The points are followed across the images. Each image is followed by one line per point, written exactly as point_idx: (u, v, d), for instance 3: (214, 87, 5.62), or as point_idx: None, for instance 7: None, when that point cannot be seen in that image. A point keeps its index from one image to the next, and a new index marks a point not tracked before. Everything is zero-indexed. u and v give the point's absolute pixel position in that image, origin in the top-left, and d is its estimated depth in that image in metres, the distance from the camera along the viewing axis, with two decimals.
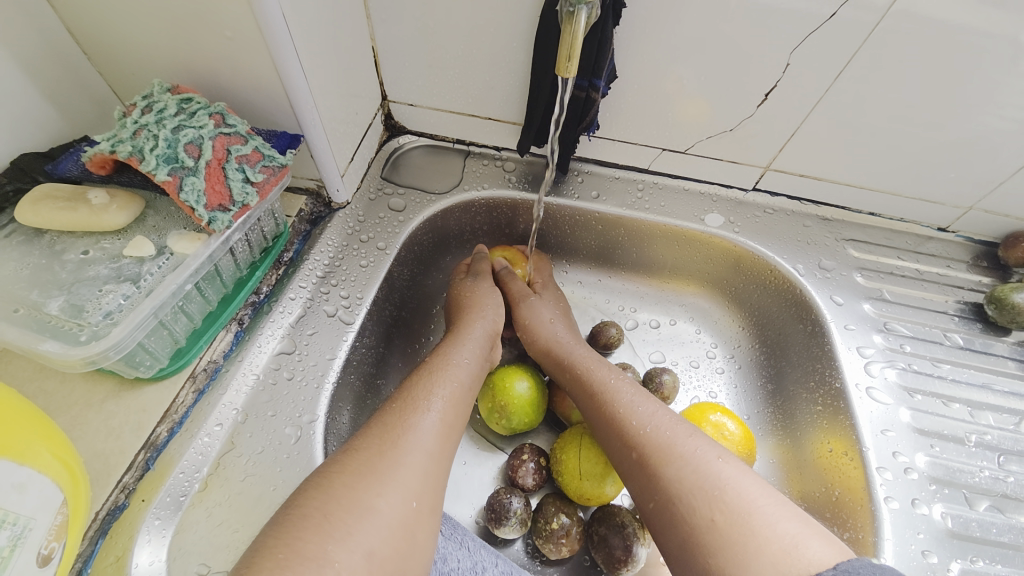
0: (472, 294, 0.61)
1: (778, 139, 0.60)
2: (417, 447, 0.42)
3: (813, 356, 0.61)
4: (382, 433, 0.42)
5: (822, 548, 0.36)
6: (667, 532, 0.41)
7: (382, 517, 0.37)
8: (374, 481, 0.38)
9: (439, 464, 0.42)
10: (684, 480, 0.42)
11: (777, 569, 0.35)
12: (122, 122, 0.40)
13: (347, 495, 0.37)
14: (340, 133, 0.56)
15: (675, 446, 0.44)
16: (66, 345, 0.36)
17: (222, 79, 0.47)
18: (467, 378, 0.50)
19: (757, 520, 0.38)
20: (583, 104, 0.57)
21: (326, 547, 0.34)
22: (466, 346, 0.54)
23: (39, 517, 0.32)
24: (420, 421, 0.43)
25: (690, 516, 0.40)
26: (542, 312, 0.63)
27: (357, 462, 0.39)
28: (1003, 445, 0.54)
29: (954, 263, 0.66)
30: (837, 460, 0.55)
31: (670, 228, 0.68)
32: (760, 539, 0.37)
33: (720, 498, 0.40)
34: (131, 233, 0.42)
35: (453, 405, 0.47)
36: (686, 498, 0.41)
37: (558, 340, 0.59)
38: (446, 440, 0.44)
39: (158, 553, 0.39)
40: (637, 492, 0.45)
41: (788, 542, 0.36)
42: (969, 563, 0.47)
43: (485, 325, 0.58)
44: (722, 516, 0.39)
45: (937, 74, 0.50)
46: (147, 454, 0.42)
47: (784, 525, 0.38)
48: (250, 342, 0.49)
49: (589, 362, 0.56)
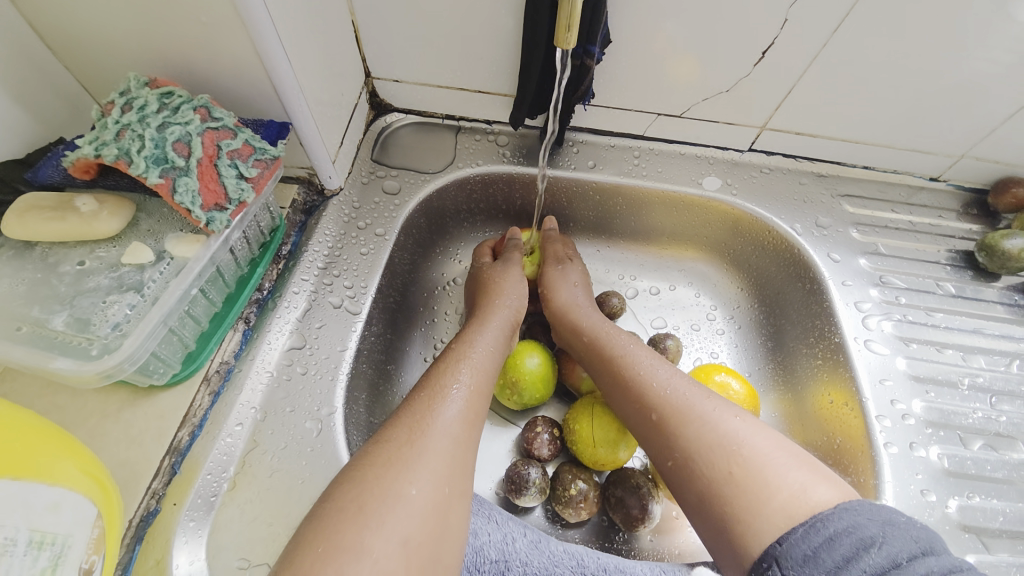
0: (496, 277, 0.61)
1: (776, 97, 0.60)
2: (443, 433, 0.42)
3: (812, 312, 0.62)
4: (411, 423, 0.42)
5: (827, 491, 0.39)
6: (685, 490, 0.44)
7: (413, 504, 0.37)
8: (403, 470, 0.39)
9: (466, 448, 0.43)
10: (701, 440, 0.44)
11: (788, 515, 0.38)
12: (103, 123, 0.37)
13: (379, 485, 0.38)
14: (327, 116, 0.54)
15: (690, 409, 0.46)
16: (77, 361, 0.35)
17: (200, 68, 0.45)
18: (490, 363, 0.51)
19: (769, 471, 0.40)
20: (579, 73, 0.55)
21: (362, 537, 0.35)
22: (489, 329, 0.54)
23: (77, 533, 0.32)
24: (444, 409, 0.44)
25: (709, 472, 0.42)
26: (569, 275, 0.63)
27: (386, 453, 0.40)
28: (994, 387, 0.57)
29: (946, 212, 0.67)
30: (837, 410, 0.57)
31: (668, 194, 0.67)
32: (773, 490, 0.39)
33: (738, 453, 0.41)
34: (126, 239, 0.40)
35: (478, 391, 0.47)
36: (703, 457, 0.43)
37: (576, 305, 0.60)
38: (474, 424, 0.45)
39: (197, 553, 0.40)
40: (656, 454, 0.47)
41: (797, 487, 0.39)
42: (966, 499, 0.51)
43: (508, 313, 0.57)
44: (738, 469, 0.41)
45: (934, 22, 0.50)
46: (172, 458, 0.42)
47: (794, 474, 0.40)
48: (260, 340, 0.49)
49: (609, 328, 0.57)
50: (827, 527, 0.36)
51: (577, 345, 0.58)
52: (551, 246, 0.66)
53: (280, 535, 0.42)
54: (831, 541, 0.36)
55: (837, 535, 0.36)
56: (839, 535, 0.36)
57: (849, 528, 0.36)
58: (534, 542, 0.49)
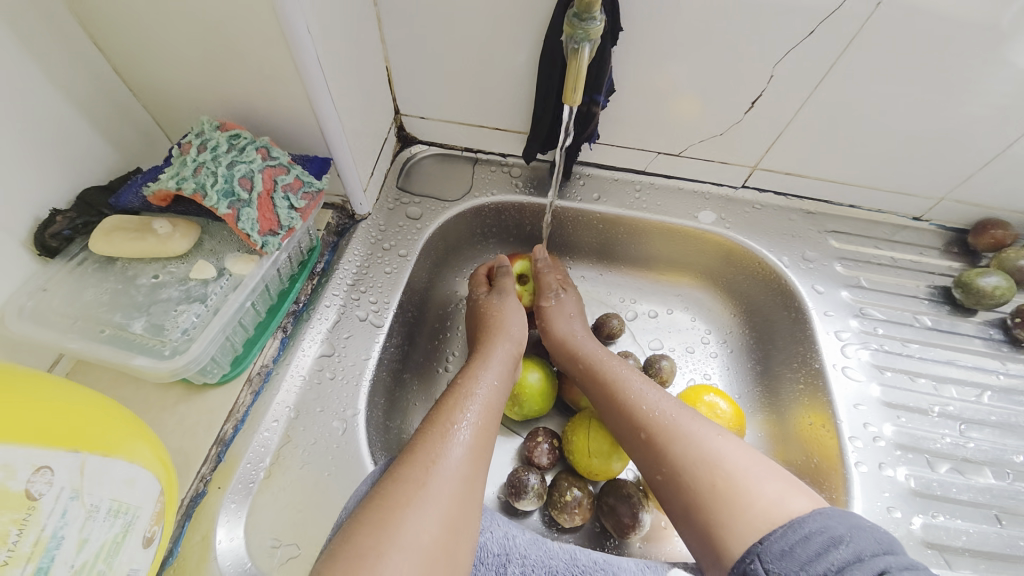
0: (497, 311, 0.66)
1: (766, 140, 0.66)
2: (444, 474, 0.45)
3: (796, 340, 0.67)
4: (413, 462, 0.45)
5: (805, 501, 0.43)
6: (673, 500, 0.49)
7: (410, 544, 0.40)
8: (402, 510, 0.42)
9: (469, 490, 0.46)
10: (687, 456, 0.48)
11: (767, 518, 0.42)
12: (183, 161, 0.45)
13: (386, 530, 0.40)
14: (361, 150, 0.61)
15: (679, 427, 0.51)
16: (153, 359, 0.41)
17: (259, 111, 0.52)
18: (493, 402, 0.54)
19: (749, 481, 0.45)
20: (586, 118, 0.62)
21: (360, 574, 0.37)
22: (494, 366, 0.58)
23: (145, 506, 0.38)
24: (448, 450, 0.47)
25: (694, 485, 0.47)
26: (565, 308, 0.68)
27: (389, 493, 0.43)
28: (964, 415, 0.61)
29: (927, 250, 0.72)
30: (816, 432, 0.62)
31: (667, 225, 0.73)
32: (751, 497, 0.44)
33: (720, 467, 0.46)
34: (192, 257, 0.47)
35: (480, 432, 0.50)
36: (688, 471, 0.48)
37: (574, 335, 0.65)
38: (478, 463, 0.48)
39: (234, 532, 0.45)
40: (645, 467, 0.52)
41: (773, 497, 0.43)
42: (930, 518, 0.55)
43: (508, 347, 0.61)
44: (721, 481, 0.46)
45: (902, 82, 0.56)
46: (217, 448, 0.48)
47: (770, 486, 0.44)
48: (295, 347, 0.55)
49: (603, 355, 0.62)
50: (803, 527, 0.41)
51: (575, 369, 0.63)
52: (545, 276, 0.70)
53: (308, 520, 0.48)
54: (806, 539, 0.40)
55: (811, 534, 0.40)
56: (812, 535, 0.40)
57: (821, 527, 0.40)
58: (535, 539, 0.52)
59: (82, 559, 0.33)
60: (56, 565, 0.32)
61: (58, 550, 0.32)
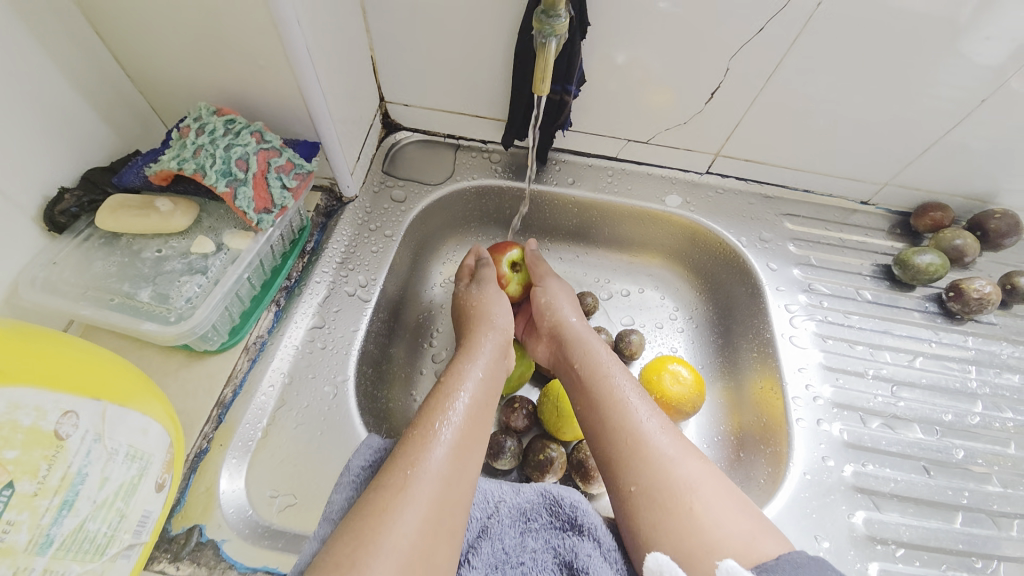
0: (477, 300, 0.70)
1: (725, 128, 0.71)
2: (424, 478, 0.47)
3: (752, 314, 0.74)
4: (393, 469, 0.47)
5: (772, 546, 0.46)
6: (640, 512, 0.50)
7: (388, 549, 0.42)
8: (380, 517, 0.43)
9: (451, 489, 0.47)
10: (661, 476, 0.51)
11: (732, 554, 0.45)
12: (183, 143, 0.49)
13: (364, 535, 0.42)
14: (348, 135, 0.65)
15: (657, 448, 0.53)
16: (160, 324, 0.46)
17: (252, 97, 0.56)
18: (479, 396, 0.56)
19: (715, 520, 0.48)
20: (558, 106, 0.66)
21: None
22: (479, 362, 0.60)
23: (157, 454, 0.43)
24: (429, 454, 0.48)
25: (670, 504, 0.49)
26: (558, 307, 0.70)
27: (368, 501, 0.45)
28: (896, 376, 0.68)
29: (873, 231, 0.79)
30: (766, 395, 0.68)
31: (637, 209, 0.79)
32: (720, 534, 0.46)
33: (693, 494, 0.49)
34: (192, 233, 0.51)
35: (464, 431, 0.52)
36: (664, 488, 0.50)
37: (570, 334, 0.68)
38: (460, 465, 0.49)
39: (235, 483, 0.50)
40: (620, 475, 0.53)
41: (741, 537, 0.46)
42: (861, 466, 0.61)
43: (495, 338, 0.65)
44: (697, 505, 0.49)
45: (844, 75, 0.62)
46: (218, 409, 0.53)
47: (737, 525, 0.47)
48: (288, 319, 0.60)
49: (602, 358, 0.64)
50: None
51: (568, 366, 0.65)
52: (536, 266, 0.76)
53: (302, 474, 0.53)
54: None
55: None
56: None
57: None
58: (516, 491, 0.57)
59: (103, 495, 0.38)
60: (79, 500, 0.37)
61: (81, 486, 0.37)
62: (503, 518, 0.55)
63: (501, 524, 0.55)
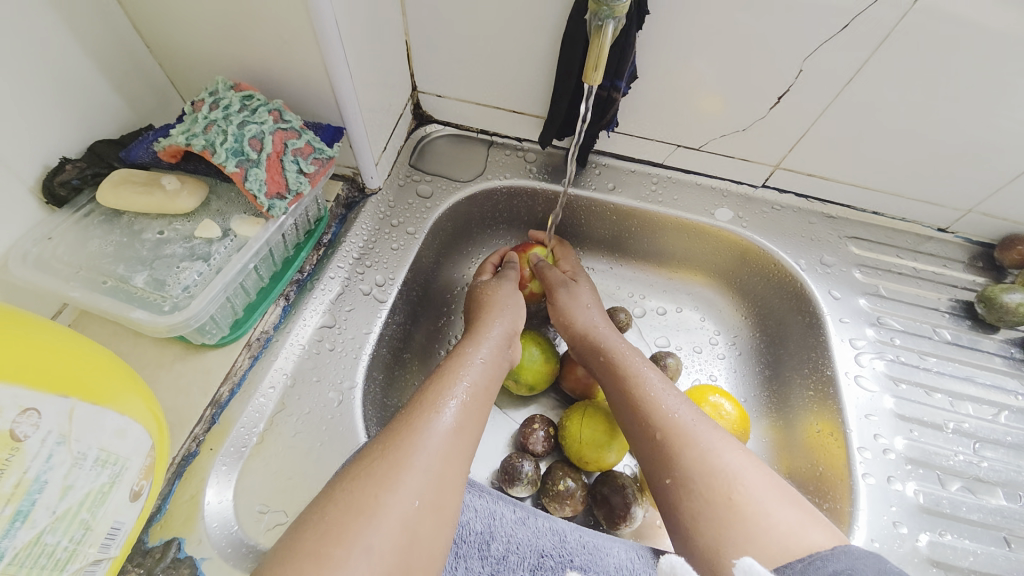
0: (490, 292, 0.64)
1: (789, 139, 0.64)
2: (421, 450, 0.43)
3: (808, 346, 0.65)
4: (388, 439, 0.44)
5: (821, 534, 0.42)
6: (677, 506, 0.47)
7: (383, 519, 0.39)
8: (374, 486, 0.40)
9: (450, 466, 0.44)
10: (699, 464, 0.47)
11: (782, 548, 0.41)
12: (194, 118, 0.44)
13: (352, 500, 0.39)
14: (376, 124, 0.60)
15: (696, 437, 0.49)
16: (152, 313, 0.41)
17: (274, 75, 0.51)
18: (482, 379, 0.51)
19: (761, 511, 0.43)
20: (606, 103, 0.60)
21: (325, 547, 0.37)
22: (482, 344, 0.56)
23: (134, 459, 0.38)
24: (427, 426, 0.45)
25: (708, 495, 0.45)
26: (581, 298, 0.66)
27: (359, 468, 0.42)
28: (979, 433, 0.59)
29: (951, 263, 0.69)
30: (824, 440, 0.60)
31: (682, 221, 0.72)
32: (769, 523, 0.42)
33: (738, 483, 0.45)
34: (199, 216, 0.47)
35: (467, 408, 0.48)
36: (701, 480, 0.46)
37: (593, 327, 0.63)
38: (462, 442, 0.46)
39: (224, 493, 0.45)
40: (653, 469, 0.50)
41: (792, 526, 0.42)
42: (938, 536, 0.52)
43: (504, 325, 0.59)
44: (739, 496, 0.44)
45: (939, 85, 0.53)
46: (213, 409, 0.48)
47: (783, 515, 0.43)
48: (296, 315, 0.55)
49: (626, 349, 0.60)
50: (826, 565, 0.38)
51: (593, 361, 0.61)
52: (550, 274, 0.67)
53: (296, 489, 0.47)
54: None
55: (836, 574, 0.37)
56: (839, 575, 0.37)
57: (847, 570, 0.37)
58: (522, 518, 0.51)
59: (64, 506, 0.34)
60: (36, 510, 0.32)
61: (40, 494, 0.32)
62: (511, 562, 0.49)
63: (507, 568, 0.49)
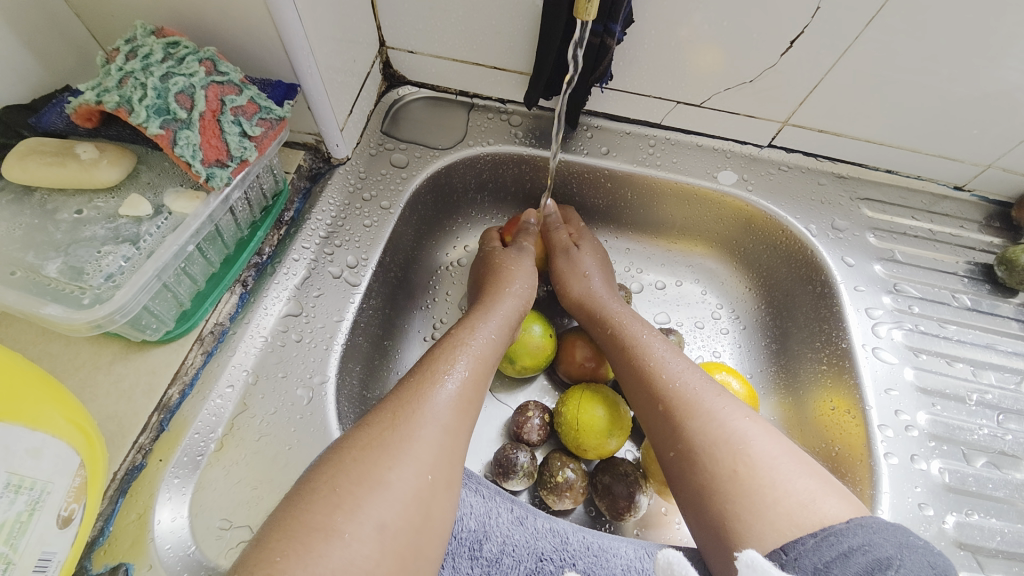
0: (503, 262, 0.58)
1: (801, 92, 0.57)
2: (432, 420, 0.39)
3: (820, 317, 0.61)
4: (396, 407, 0.39)
5: (836, 504, 0.37)
6: (684, 480, 0.42)
7: (394, 491, 0.35)
8: (384, 455, 0.36)
9: (456, 440, 0.40)
10: (707, 434, 0.42)
11: (790, 521, 0.36)
12: (107, 70, 0.37)
13: (357, 469, 0.35)
14: (338, 82, 0.52)
15: (701, 403, 0.44)
16: (68, 308, 0.35)
17: (209, 23, 0.43)
18: (489, 352, 0.47)
19: (774, 474, 0.39)
20: (599, 51, 0.53)
21: (333, 518, 0.33)
22: (492, 317, 0.51)
23: (57, 481, 0.33)
24: (437, 394, 0.41)
25: (711, 465, 0.41)
26: (582, 262, 0.61)
27: (366, 437, 0.37)
28: (1003, 404, 0.56)
29: (968, 223, 0.64)
30: (838, 417, 0.56)
31: (682, 186, 0.66)
32: (778, 494, 0.38)
33: (744, 452, 0.40)
34: (125, 190, 0.41)
35: (474, 378, 0.44)
36: (706, 451, 0.41)
37: (593, 294, 0.59)
38: (467, 414, 0.42)
39: (179, 510, 0.40)
40: (658, 441, 0.46)
41: (804, 497, 0.37)
42: (964, 516, 0.49)
43: (516, 298, 0.54)
44: (744, 467, 0.39)
45: (975, 24, 0.47)
46: (160, 415, 0.42)
47: (802, 482, 0.38)
48: (256, 304, 0.48)
49: (626, 316, 0.55)
50: (840, 543, 0.34)
51: (598, 330, 0.56)
52: (553, 234, 0.63)
53: (263, 499, 0.42)
54: (844, 557, 0.34)
55: (851, 551, 0.34)
56: (853, 552, 0.34)
57: (864, 546, 0.34)
58: (520, 518, 0.47)
59: None
60: None
61: None
62: (505, 565, 0.44)
63: (501, 571, 0.44)
